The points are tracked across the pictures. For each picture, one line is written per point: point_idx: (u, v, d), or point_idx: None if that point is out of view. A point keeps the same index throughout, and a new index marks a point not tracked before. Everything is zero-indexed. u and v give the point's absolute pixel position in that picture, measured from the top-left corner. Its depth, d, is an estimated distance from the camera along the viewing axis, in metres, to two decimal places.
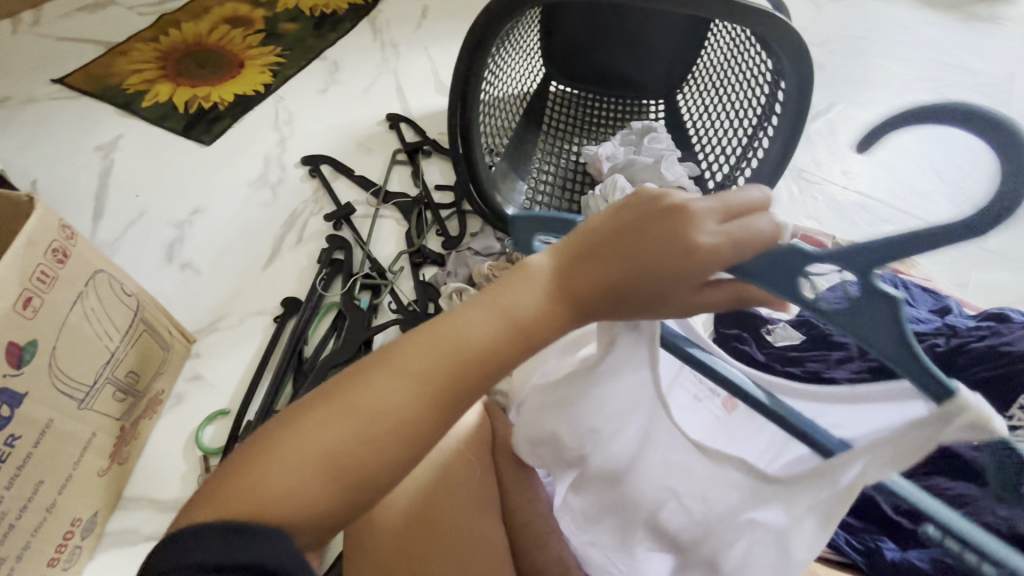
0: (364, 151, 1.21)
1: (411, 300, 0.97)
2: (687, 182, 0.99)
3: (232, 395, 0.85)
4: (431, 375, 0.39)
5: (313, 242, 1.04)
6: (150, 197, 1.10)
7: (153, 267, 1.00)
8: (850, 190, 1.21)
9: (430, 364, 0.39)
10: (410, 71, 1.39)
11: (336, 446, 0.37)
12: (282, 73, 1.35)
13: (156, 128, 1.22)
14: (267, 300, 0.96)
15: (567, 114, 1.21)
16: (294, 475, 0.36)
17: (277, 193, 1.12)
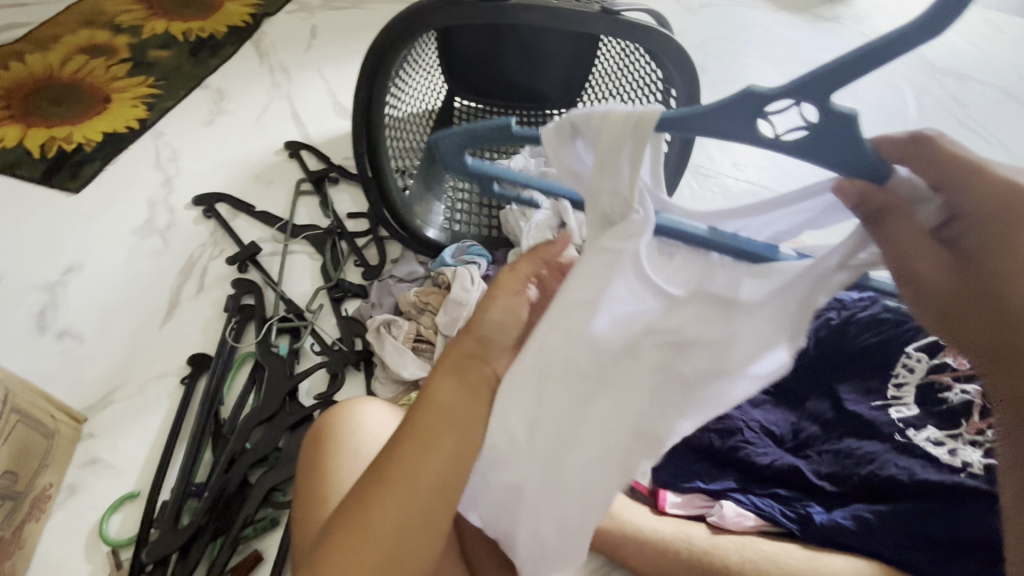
0: (264, 184, 1.13)
1: (335, 339, 0.91)
2: None
3: (139, 475, 0.75)
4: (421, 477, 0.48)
5: (216, 289, 0.95)
6: (8, 259, 0.95)
7: (22, 341, 0.87)
8: (741, 180, 1.32)
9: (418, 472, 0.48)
10: (305, 96, 1.32)
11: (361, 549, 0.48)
12: (158, 106, 1.23)
13: (6, 178, 1.07)
14: (169, 361, 0.86)
15: None
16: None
17: (168, 239, 1.02)
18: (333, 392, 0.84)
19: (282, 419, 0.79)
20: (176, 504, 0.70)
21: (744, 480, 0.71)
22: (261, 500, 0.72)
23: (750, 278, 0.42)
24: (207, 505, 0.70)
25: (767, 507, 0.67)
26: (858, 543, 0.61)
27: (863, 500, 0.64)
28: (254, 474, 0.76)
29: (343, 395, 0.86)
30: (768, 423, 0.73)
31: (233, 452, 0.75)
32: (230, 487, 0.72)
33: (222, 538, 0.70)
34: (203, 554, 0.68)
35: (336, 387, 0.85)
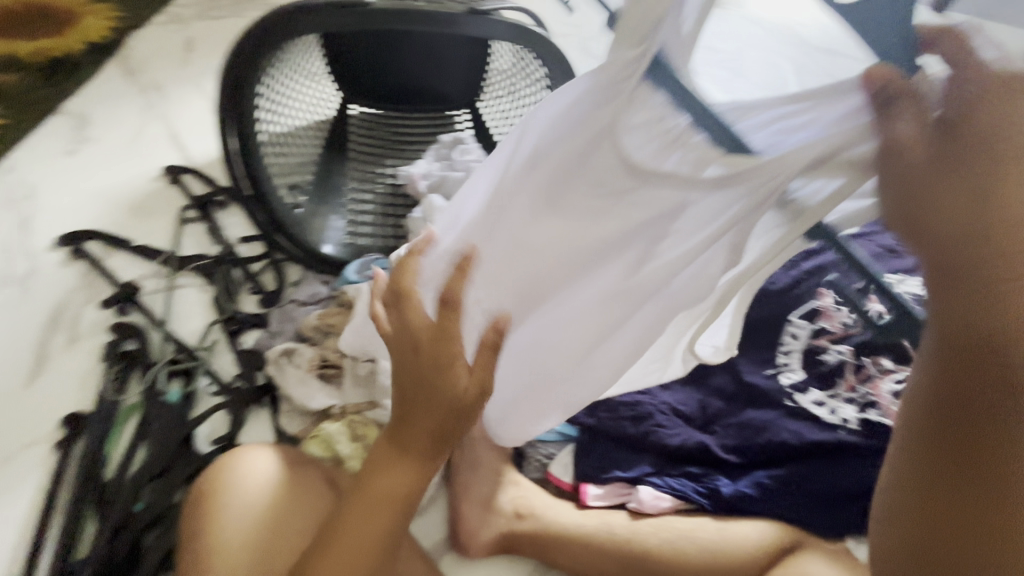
0: (142, 215, 1.04)
1: (234, 376, 0.85)
2: None
3: (12, 560, 0.67)
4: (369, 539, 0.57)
5: (92, 337, 0.86)
6: None
7: None
8: None
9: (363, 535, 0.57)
10: (183, 114, 1.22)
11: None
12: (8, 139, 1.10)
13: None
14: (41, 426, 0.77)
15: (374, 138, 1.17)
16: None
17: (29, 287, 0.91)
18: (234, 434, 0.78)
19: (177, 472, 0.73)
20: None
21: (659, 462, 0.72)
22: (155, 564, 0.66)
23: (717, 160, 0.48)
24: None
25: (681, 487, 0.69)
26: (761, 507, 0.67)
27: (760, 466, 0.69)
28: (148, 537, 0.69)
29: (249, 435, 0.81)
30: (679, 405, 0.74)
31: (119, 517, 0.68)
32: (119, 556, 0.66)
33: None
34: None
35: (238, 427, 0.79)
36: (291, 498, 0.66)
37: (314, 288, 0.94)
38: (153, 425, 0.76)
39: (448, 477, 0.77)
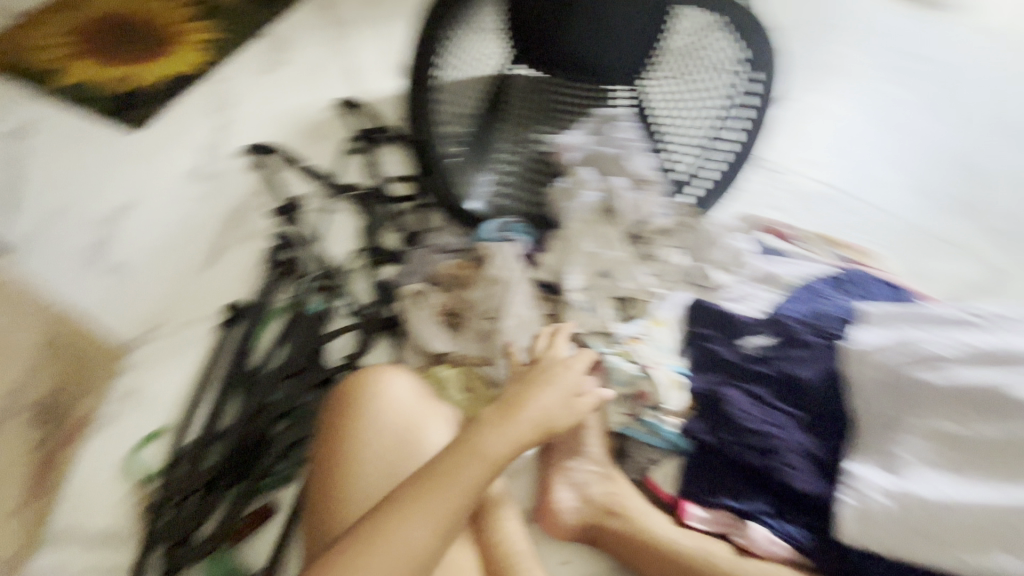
0: (314, 139, 1.12)
1: (366, 304, 0.91)
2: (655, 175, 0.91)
3: (169, 412, 0.78)
4: (457, 473, 0.60)
5: (258, 240, 0.96)
6: (71, 191, 0.99)
7: (75, 272, 0.90)
8: (812, 179, 1.21)
9: (454, 471, 0.60)
10: (362, 50, 1.29)
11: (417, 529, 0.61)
12: (219, 51, 1.24)
13: (74, 111, 1.10)
14: (208, 306, 0.88)
15: (532, 99, 1.15)
16: (391, 570, 0.55)
17: (218, 184, 1.03)
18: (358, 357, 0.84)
19: (308, 376, 0.77)
20: (197, 447, 0.72)
21: (781, 505, 0.66)
22: (285, 449, 0.74)
23: None
24: (231, 452, 0.71)
25: (800, 537, 0.64)
26: None
27: None
28: None
29: (370, 360, 0.86)
30: (814, 449, 0.67)
31: (254, 403, 0.74)
32: (251, 437, 0.72)
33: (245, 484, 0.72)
34: (223, 495, 0.70)
35: (363, 350, 0.85)
36: (424, 428, 0.65)
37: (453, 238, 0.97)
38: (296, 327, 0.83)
39: (545, 452, 0.77)
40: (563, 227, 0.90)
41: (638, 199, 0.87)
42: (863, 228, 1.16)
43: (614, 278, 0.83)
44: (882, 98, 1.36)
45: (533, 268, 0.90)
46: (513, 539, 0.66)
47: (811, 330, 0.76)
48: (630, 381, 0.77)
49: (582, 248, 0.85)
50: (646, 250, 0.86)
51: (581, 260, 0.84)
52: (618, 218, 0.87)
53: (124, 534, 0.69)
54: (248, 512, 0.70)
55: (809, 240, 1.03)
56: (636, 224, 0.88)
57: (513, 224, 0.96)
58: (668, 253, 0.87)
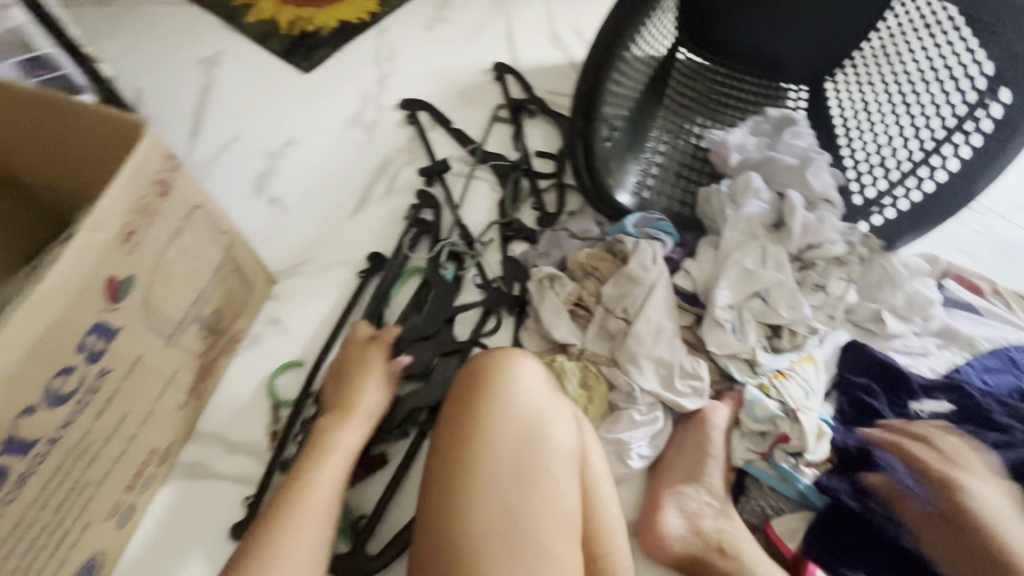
0: (465, 102, 1.12)
1: (497, 276, 0.90)
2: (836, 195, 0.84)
3: (306, 344, 0.83)
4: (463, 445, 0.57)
5: (402, 195, 0.98)
6: (247, 122, 1.07)
7: (242, 198, 0.97)
8: (1021, 226, 1.01)
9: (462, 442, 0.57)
10: (523, 17, 1.26)
11: (543, 528, 0.53)
12: (389, 3, 1.26)
13: (258, 47, 1.18)
14: (351, 251, 0.92)
15: (692, 89, 1.07)
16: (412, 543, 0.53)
17: (371, 134, 1.06)
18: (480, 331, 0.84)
19: (437, 342, 0.80)
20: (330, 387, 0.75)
21: None
22: (404, 415, 0.74)
23: None
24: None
25: None
26: None
27: None
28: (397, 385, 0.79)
29: (491, 334, 0.86)
30: None
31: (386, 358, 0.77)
32: None
33: (365, 436, 0.74)
34: None
35: (487, 323, 0.85)
36: (552, 420, 0.61)
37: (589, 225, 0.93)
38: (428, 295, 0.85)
39: (657, 470, 0.73)
40: (718, 236, 0.83)
41: (815, 221, 0.77)
42: None
43: (767, 303, 0.75)
44: None
45: (674, 273, 0.84)
46: (618, 553, 0.59)
47: (1003, 409, 0.66)
48: (769, 420, 0.70)
49: (738, 263, 0.77)
50: (811, 279, 0.77)
51: (734, 275, 0.77)
52: (784, 237, 0.79)
53: (255, 447, 0.74)
54: (363, 464, 0.72)
55: (1007, 298, 0.87)
56: (802, 247, 0.79)
57: (656, 222, 0.89)
58: (839, 287, 0.77)
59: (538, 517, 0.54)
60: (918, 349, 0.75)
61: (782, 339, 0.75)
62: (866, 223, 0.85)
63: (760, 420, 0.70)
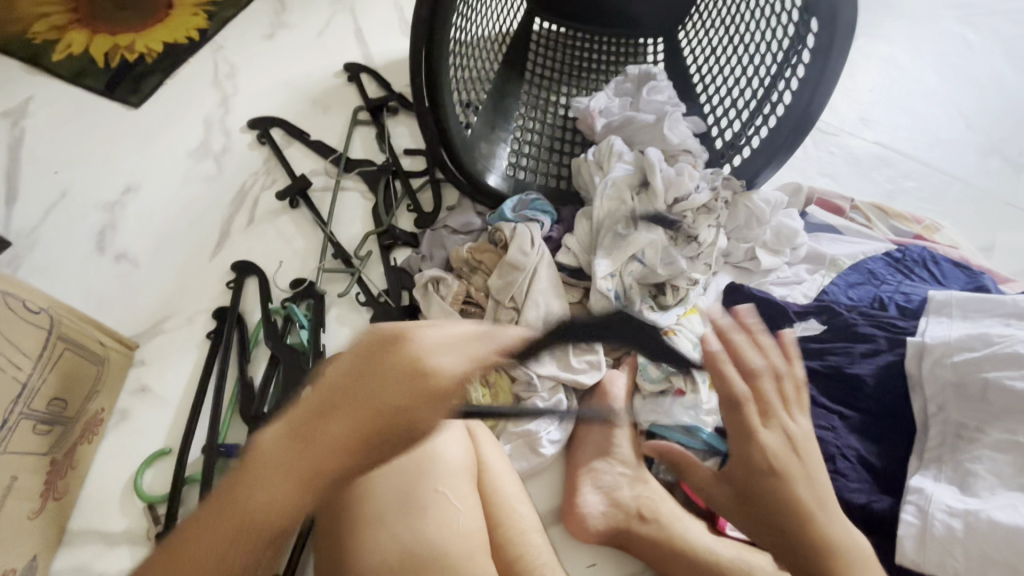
0: (321, 110, 1.05)
1: (381, 290, 0.85)
2: (694, 144, 0.85)
3: (182, 408, 0.75)
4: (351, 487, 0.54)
5: (267, 223, 0.91)
6: (73, 174, 0.95)
7: (82, 260, 0.86)
8: (869, 141, 1.09)
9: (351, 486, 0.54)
10: (369, 10, 1.20)
11: (446, 547, 0.52)
12: (219, 16, 1.15)
13: (72, 87, 1.05)
14: (218, 296, 0.84)
15: (552, 58, 1.05)
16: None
17: (221, 163, 0.97)
18: None
19: (305, 377, 0.75)
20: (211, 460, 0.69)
21: None
22: None
23: None
24: None
25: None
26: None
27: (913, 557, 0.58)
28: None
29: None
30: (867, 454, 0.63)
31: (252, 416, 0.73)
32: None
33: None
34: None
35: None
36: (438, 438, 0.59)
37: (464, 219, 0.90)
38: (298, 331, 0.80)
39: (571, 451, 0.72)
40: (592, 207, 0.82)
41: (674, 174, 0.78)
42: (929, 195, 1.03)
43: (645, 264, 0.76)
44: (944, 48, 1.23)
45: (557, 251, 0.83)
46: (536, 552, 0.60)
47: (866, 321, 0.70)
48: (662, 379, 0.71)
49: (612, 231, 0.78)
50: (683, 231, 0.78)
51: (609, 243, 0.77)
52: (651, 195, 0.79)
53: (140, 536, 0.67)
54: None
55: (865, 211, 0.93)
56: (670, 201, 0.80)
57: (533, 202, 0.87)
58: (710, 234, 0.79)
59: (435, 540, 0.53)
60: (792, 280, 0.79)
61: (666, 296, 0.76)
62: (728, 166, 0.87)
63: (655, 380, 0.71)
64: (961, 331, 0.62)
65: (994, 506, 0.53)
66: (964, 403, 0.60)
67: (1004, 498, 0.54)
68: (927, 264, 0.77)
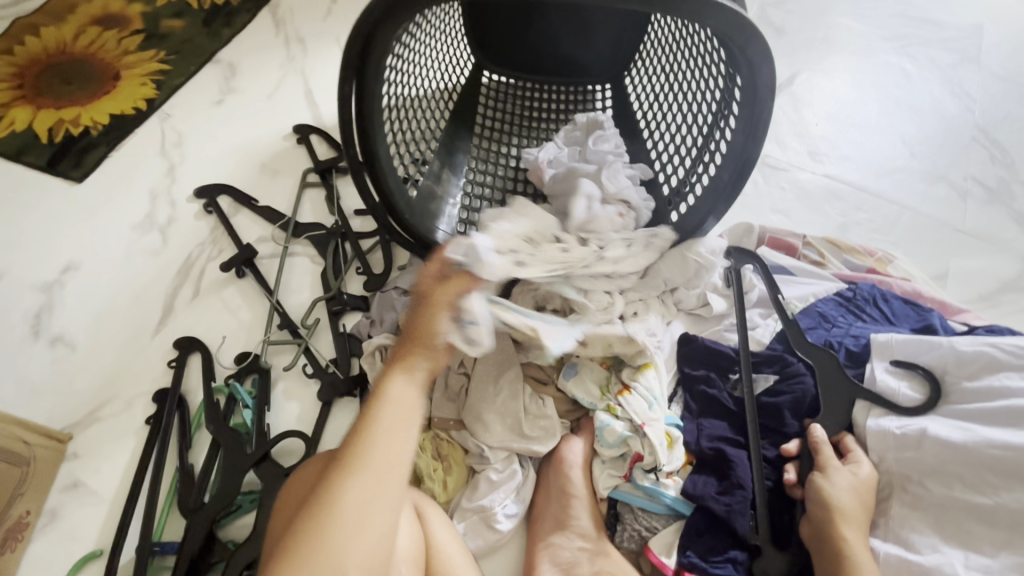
0: (270, 174, 1.04)
1: (331, 359, 0.82)
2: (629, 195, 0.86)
3: (118, 503, 0.71)
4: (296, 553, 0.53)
5: (212, 295, 0.88)
6: (9, 255, 0.92)
7: (15, 347, 0.83)
8: (818, 174, 1.10)
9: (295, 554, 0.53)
10: (319, 70, 1.21)
11: None
12: (168, 84, 1.15)
13: (14, 164, 1.03)
14: (159, 377, 0.81)
15: (501, 110, 1.06)
16: None
17: (166, 235, 0.95)
18: (320, 425, 0.76)
19: (248, 461, 0.71)
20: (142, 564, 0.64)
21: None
22: (244, 563, 0.65)
23: None
24: (181, 572, 0.64)
25: None
26: None
27: None
28: (226, 524, 0.70)
29: (336, 424, 0.78)
30: None
31: (190, 507, 0.68)
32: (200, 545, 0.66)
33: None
34: None
35: (324, 414, 0.78)
36: None
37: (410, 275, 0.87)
38: (242, 411, 0.76)
39: (530, 522, 0.69)
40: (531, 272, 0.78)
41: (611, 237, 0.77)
42: (880, 225, 1.04)
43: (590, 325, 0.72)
44: (884, 79, 1.26)
45: None
46: None
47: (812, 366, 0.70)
48: (621, 442, 0.68)
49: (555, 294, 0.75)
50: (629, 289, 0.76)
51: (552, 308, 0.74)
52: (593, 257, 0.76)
53: None
54: None
55: (818, 247, 0.93)
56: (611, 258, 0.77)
57: None
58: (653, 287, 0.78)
59: None
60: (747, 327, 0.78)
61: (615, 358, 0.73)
62: (676, 212, 0.87)
63: (613, 445, 0.68)
64: (898, 423, 0.62)
65: (933, 564, 0.53)
66: (901, 453, 0.60)
67: (943, 554, 0.54)
68: (878, 303, 0.77)
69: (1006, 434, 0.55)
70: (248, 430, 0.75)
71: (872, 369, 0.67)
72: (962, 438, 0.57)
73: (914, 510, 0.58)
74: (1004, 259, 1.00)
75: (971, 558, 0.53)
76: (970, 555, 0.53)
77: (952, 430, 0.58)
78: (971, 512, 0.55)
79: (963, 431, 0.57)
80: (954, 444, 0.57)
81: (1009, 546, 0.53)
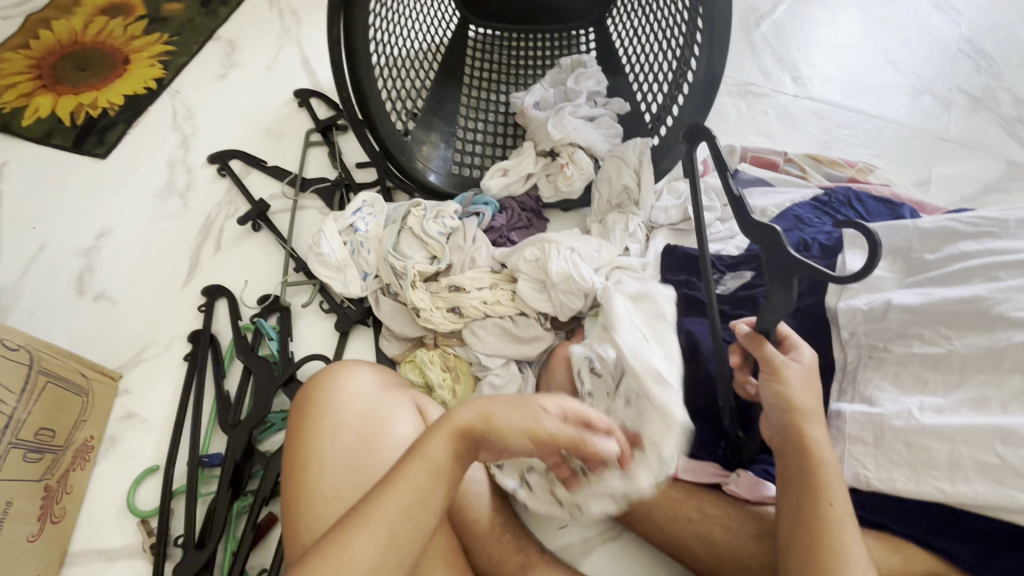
0: (276, 138, 1.11)
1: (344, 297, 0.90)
2: (597, 136, 0.91)
3: (168, 427, 0.80)
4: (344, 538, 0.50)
5: (233, 248, 0.96)
6: (49, 227, 1.00)
7: (63, 305, 0.92)
8: (801, 97, 1.12)
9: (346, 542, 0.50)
10: (314, 39, 1.26)
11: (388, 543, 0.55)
12: (174, 63, 1.22)
13: (43, 147, 1.11)
14: (193, 321, 0.89)
15: (490, 61, 1.09)
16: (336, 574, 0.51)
17: (187, 200, 1.03)
18: (338, 352, 0.84)
19: (276, 383, 0.79)
20: (192, 472, 0.73)
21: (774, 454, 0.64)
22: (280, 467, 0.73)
23: None
24: (225, 477, 0.72)
25: None
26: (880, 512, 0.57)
27: None
28: (263, 438, 0.79)
29: (353, 351, 0.86)
30: None
31: (230, 423, 0.77)
32: (240, 454, 0.74)
33: (250, 500, 0.74)
34: (223, 515, 0.70)
35: (342, 343, 0.85)
36: (386, 415, 0.62)
37: (382, 211, 0.88)
38: (268, 343, 0.84)
39: None
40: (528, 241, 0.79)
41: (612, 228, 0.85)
42: (862, 140, 1.06)
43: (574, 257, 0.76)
44: None
45: (500, 240, 0.88)
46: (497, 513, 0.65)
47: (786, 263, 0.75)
48: None
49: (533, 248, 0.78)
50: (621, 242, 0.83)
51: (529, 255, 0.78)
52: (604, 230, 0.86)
53: (137, 549, 0.72)
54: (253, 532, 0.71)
55: (799, 162, 0.97)
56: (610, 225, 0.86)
57: (475, 197, 0.91)
58: (627, 217, 0.86)
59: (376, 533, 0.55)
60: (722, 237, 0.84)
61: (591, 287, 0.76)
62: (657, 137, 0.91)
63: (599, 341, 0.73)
64: (865, 299, 0.64)
65: (893, 411, 0.57)
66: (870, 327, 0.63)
67: (902, 403, 0.58)
68: (852, 203, 0.81)
69: (959, 288, 0.59)
70: (275, 358, 0.83)
71: (843, 258, 0.71)
72: (922, 298, 0.60)
73: (877, 371, 0.62)
74: (988, 163, 1.02)
75: (926, 402, 0.57)
76: (925, 399, 0.57)
77: (913, 295, 0.61)
78: (925, 362, 0.59)
79: (921, 293, 0.61)
80: (914, 307, 0.60)
81: (961, 385, 0.56)
